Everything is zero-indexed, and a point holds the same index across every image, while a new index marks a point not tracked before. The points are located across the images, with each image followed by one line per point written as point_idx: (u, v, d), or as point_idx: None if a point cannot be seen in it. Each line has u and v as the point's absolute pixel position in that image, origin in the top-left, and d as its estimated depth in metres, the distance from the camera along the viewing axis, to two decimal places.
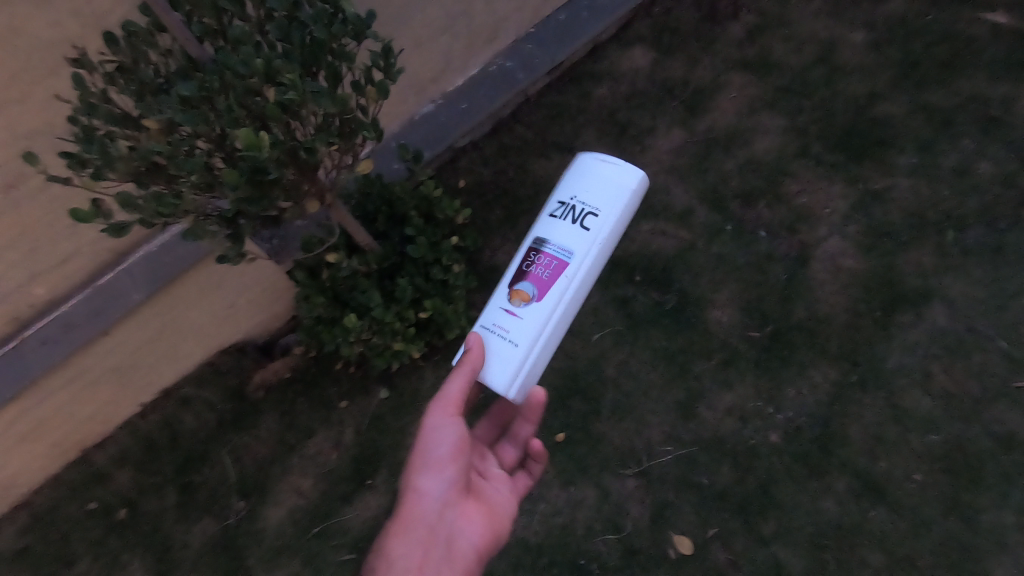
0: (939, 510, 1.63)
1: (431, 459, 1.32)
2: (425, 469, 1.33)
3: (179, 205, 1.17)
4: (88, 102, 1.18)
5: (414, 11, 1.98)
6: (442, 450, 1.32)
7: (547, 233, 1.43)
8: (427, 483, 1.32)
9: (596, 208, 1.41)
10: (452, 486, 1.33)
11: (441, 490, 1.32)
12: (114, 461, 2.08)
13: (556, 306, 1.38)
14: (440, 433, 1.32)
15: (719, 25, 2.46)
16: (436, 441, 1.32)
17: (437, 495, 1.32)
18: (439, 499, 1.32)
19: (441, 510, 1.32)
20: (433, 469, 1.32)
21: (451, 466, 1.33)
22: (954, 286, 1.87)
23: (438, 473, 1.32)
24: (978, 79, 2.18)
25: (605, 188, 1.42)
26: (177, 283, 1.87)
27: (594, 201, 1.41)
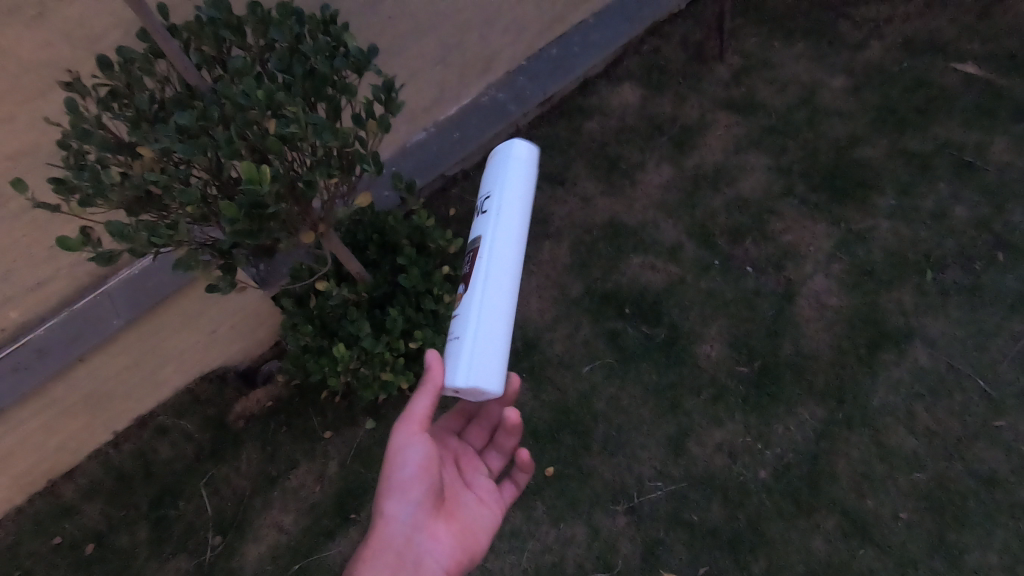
0: (927, 549, 1.64)
1: (395, 481, 1.26)
2: (389, 493, 1.26)
3: (172, 236, 1.15)
4: (79, 126, 1.14)
5: (410, 42, 2.01)
6: (405, 472, 1.26)
7: (469, 235, 1.55)
8: (392, 507, 1.25)
9: (491, 192, 1.53)
10: (418, 510, 1.26)
11: (406, 514, 1.25)
12: (82, 493, 1.99)
13: (483, 287, 1.40)
14: (406, 452, 1.26)
15: (705, 66, 2.55)
16: (400, 463, 1.26)
17: (401, 519, 1.25)
18: (406, 524, 1.25)
19: (408, 534, 1.25)
20: (397, 492, 1.26)
21: (415, 489, 1.26)
22: (935, 325, 1.92)
23: (403, 496, 1.25)
24: (952, 126, 2.27)
25: (496, 173, 1.55)
26: (158, 309, 1.81)
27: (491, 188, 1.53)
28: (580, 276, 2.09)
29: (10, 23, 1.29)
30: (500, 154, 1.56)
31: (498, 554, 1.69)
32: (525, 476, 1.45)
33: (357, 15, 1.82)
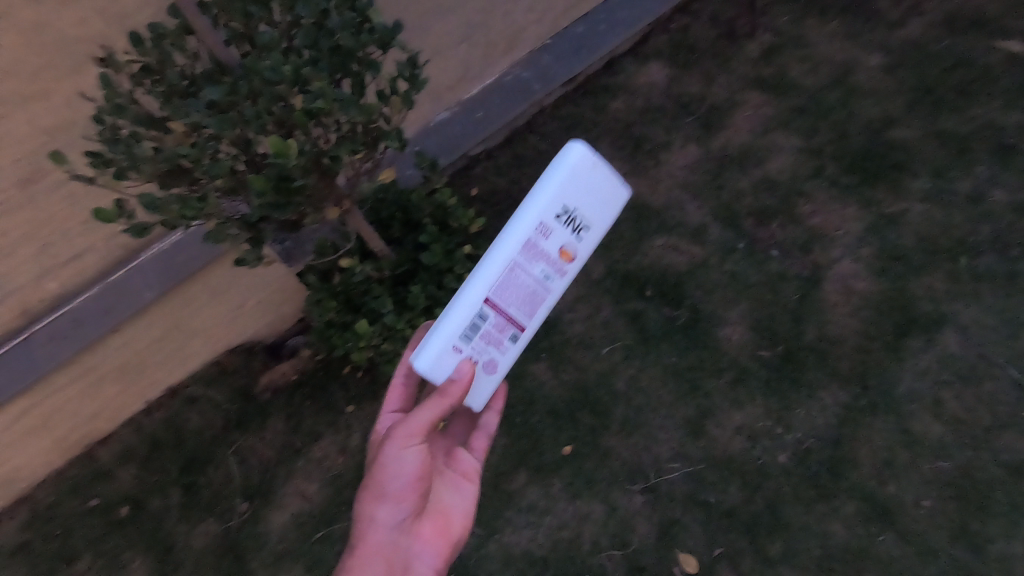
0: (948, 537, 1.62)
1: (388, 491, 1.15)
2: (381, 499, 1.16)
3: (203, 209, 1.17)
4: (113, 101, 1.17)
5: (434, 19, 2.00)
6: (400, 482, 1.15)
7: None
8: (382, 513, 1.16)
9: (589, 223, 1.28)
10: (411, 515, 1.19)
11: (399, 522, 1.17)
12: (118, 458, 2.07)
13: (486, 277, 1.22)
14: (403, 461, 1.14)
15: (735, 44, 2.49)
16: (394, 472, 1.15)
17: (392, 526, 1.16)
18: (396, 529, 1.17)
19: (397, 539, 1.17)
20: (391, 499, 1.15)
21: (411, 497, 1.17)
22: (967, 311, 1.87)
23: (394, 504, 1.16)
24: (993, 107, 2.19)
25: (594, 201, 1.28)
26: (189, 282, 1.86)
27: (591, 217, 1.28)
28: (602, 257, 2.08)
29: None
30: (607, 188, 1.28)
31: (515, 529, 1.72)
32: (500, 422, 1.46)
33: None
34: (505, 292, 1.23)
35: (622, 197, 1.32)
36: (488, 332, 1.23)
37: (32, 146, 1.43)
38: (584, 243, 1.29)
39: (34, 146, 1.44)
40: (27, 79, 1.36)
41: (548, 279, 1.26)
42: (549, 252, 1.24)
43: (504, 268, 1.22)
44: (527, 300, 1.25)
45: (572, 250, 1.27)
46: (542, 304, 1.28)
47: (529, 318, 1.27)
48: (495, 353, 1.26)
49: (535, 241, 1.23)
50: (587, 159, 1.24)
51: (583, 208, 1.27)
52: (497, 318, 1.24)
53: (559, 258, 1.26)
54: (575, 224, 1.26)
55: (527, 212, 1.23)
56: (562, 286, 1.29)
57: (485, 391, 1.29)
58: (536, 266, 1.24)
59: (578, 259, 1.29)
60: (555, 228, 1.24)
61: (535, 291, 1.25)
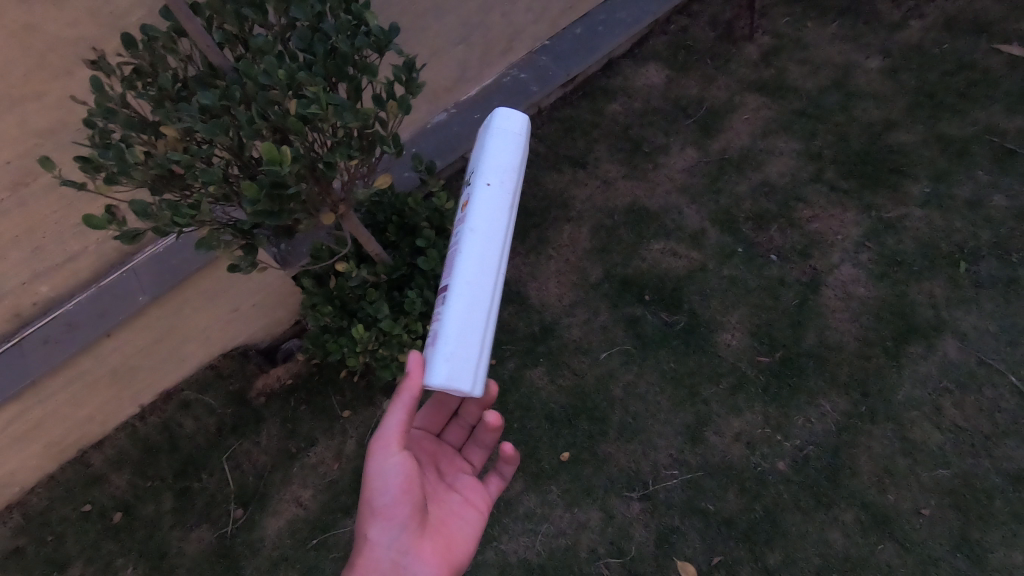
0: (949, 547, 1.61)
1: (377, 506, 1.19)
2: (373, 517, 1.20)
3: (195, 215, 1.15)
4: (104, 105, 1.15)
5: (432, 21, 1.98)
6: (389, 494, 1.19)
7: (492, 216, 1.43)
8: (375, 530, 1.19)
9: (473, 167, 1.42)
10: (406, 531, 1.20)
11: (393, 539, 1.19)
12: (111, 463, 2.05)
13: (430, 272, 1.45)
14: (386, 473, 1.19)
15: (734, 46, 2.47)
16: (381, 485, 1.19)
17: (387, 544, 1.19)
18: (392, 547, 1.19)
19: (394, 557, 1.19)
20: (382, 514, 1.19)
21: (403, 511, 1.20)
22: (967, 318, 1.86)
23: (387, 521, 1.19)
24: (993, 111, 2.18)
25: (474, 147, 1.45)
26: (183, 286, 1.84)
27: (472, 161, 1.43)
28: (600, 261, 2.06)
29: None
30: (480, 130, 1.45)
31: (512, 536, 1.71)
32: (512, 468, 1.43)
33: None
34: (439, 269, 1.40)
35: (506, 123, 1.43)
36: (436, 309, 1.36)
37: (23, 148, 1.41)
38: (474, 183, 1.39)
39: (26, 149, 1.42)
40: (19, 81, 1.34)
41: (464, 232, 1.34)
42: (453, 214, 1.42)
43: (438, 254, 1.43)
44: (450, 262, 1.37)
45: (472, 199, 1.38)
46: (459, 253, 1.32)
47: (449, 271, 1.33)
48: (447, 321, 1.28)
49: (451, 214, 1.39)
50: (485, 125, 1.44)
51: (477, 162, 1.42)
52: (439, 294, 1.38)
53: (459, 211, 1.39)
54: (464, 178, 1.43)
55: (450, 202, 1.43)
56: (468, 226, 1.34)
57: (459, 371, 1.26)
58: (457, 231, 1.37)
59: (480, 202, 1.37)
60: (455, 195, 1.44)
61: (457, 246, 1.33)
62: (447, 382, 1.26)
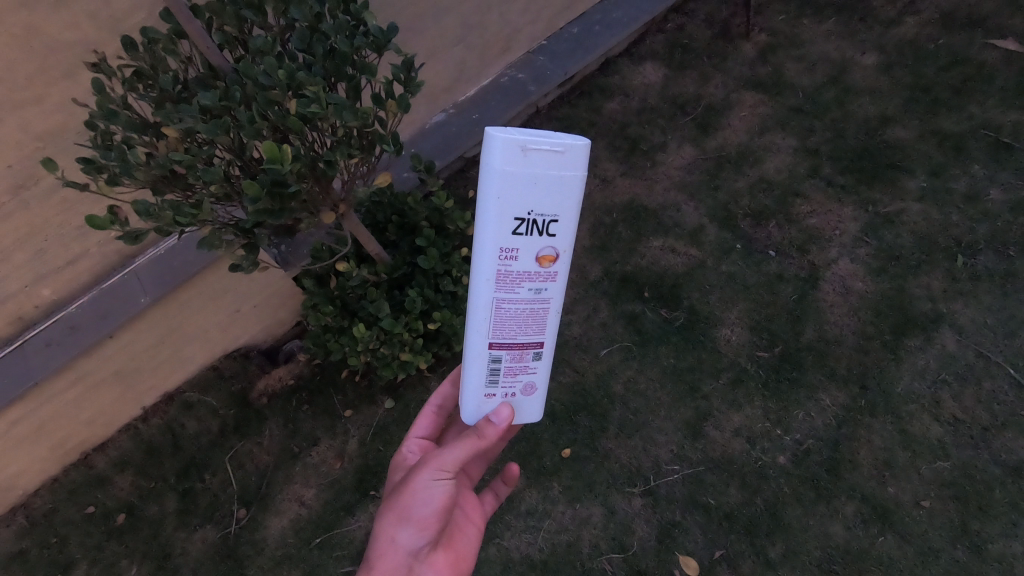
0: (949, 538, 1.62)
1: (413, 515, 1.16)
2: (405, 523, 1.16)
3: (197, 215, 1.16)
4: (106, 106, 1.16)
5: (429, 22, 2.00)
6: (427, 509, 1.16)
7: None
8: (404, 536, 1.15)
9: (550, 215, 1.11)
10: (431, 544, 1.18)
11: (418, 548, 1.16)
12: (114, 464, 2.05)
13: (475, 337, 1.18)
14: (429, 491, 1.16)
15: (731, 44, 2.48)
16: (423, 498, 1.16)
17: (413, 552, 1.16)
18: (413, 554, 1.16)
19: (411, 565, 1.15)
20: (415, 524, 1.16)
21: (436, 526, 1.18)
22: (965, 311, 1.87)
23: (419, 530, 1.16)
24: (988, 105, 2.19)
25: (541, 191, 1.09)
26: (185, 287, 1.85)
27: (548, 207, 1.10)
28: (599, 259, 2.07)
29: (38, 3, 1.31)
30: (546, 163, 1.07)
31: (515, 533, 1.71)
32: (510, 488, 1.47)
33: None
34: (503, 327, 1.17)
35: (574, 158, 1.09)
36: (508, 368, 1.20)
37: (25, 151, 1.42)
38: (555, 238, 1.13)
39: (28, 152, 1.42)
40: (21, 84, 1.35)
41: (540, 291, 1.16)
42: (524, 268, 1.13)
43: (491, 310, 1.15)
44: (528, 321, 1.18)
45: (550, 250, 1.13)
46: (547, 313, 1.19)
47: (540, 332, 1.20)
48: (528, 377, 1.22)
49: (506, 267, 1.13)
50: (552, 160, 1.07)
51: (537, 201, 1.10)
52: (510, 351, 1.19)
53: (538, 267, 1.14)
54: (538, 224, 1.11)
55: (483, 247, 1.12)
56: (558, 289, 1.17)
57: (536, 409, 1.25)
58: (521, 287, 1.14)
59: (562, 254, 1.15)
60: (518, 244, 1.11)
61: (532, 305, 1.17)
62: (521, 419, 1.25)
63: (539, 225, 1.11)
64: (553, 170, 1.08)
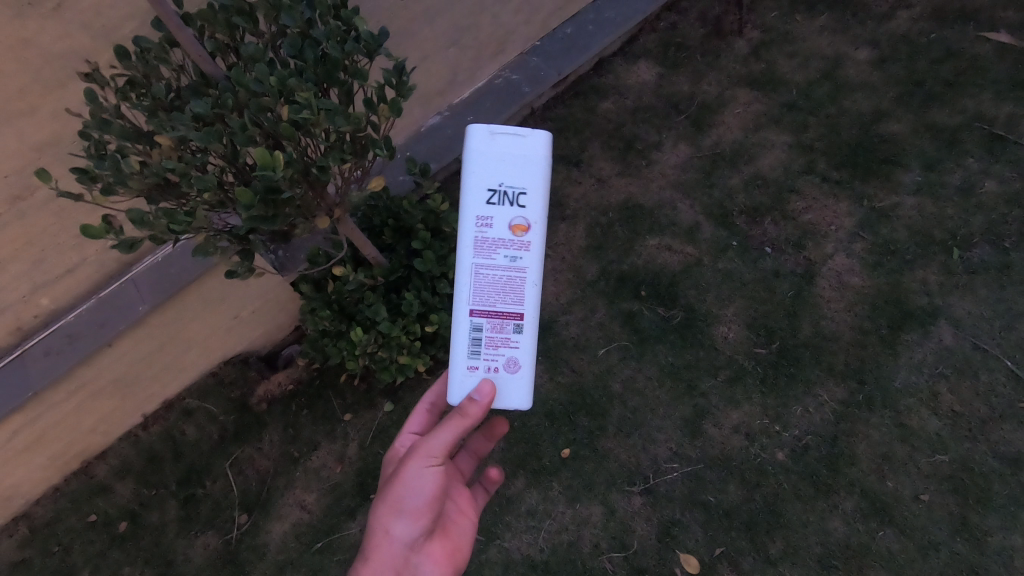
0: (949, 531, 1.63)
1: (406, 505, 1.19)
2: (399, 514, 1.19)
3: (191, 222, 1.16)
4: (99, 116, 1.16)
5: (422, 25, 2.00)
6: (418, 499, 1.19)
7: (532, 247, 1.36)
8: (399, 527, 1.18)
9: (522, 186, 1.24)
10: (425, 533, 1.21)
11: (412, 538, 1.19)
12: (115, 472, 2.06)
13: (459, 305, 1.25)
14: (419, 480, 1.19)
15: (724, 42, 2.48)
16: (414, 487, 1.19)
17: (408, 542, 1.19)
18: (408, 545, 1.19)
19: (407, 555, 1.18)
20: (408, 516, 1.18)
21: (429, 515, 1.21)
22: (961, 304, 1.87)
23: (412, 520, 1.19)
24: (981, 98, 2.20)
25: (512, 165, 1.24)
26: (182, 294, 1.86)
27: (519, 179, 1.24)
28: (595, 258, 2.07)
29: (31, 14, 1.32)
30: (515, 144, 1.24)
31: (515, 534, 1.72)
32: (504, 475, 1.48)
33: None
34: (483, 294, 1.24)
35: (538, 141, 1.25)
36: (490, 338, 1.25)
37: (21, 162, 1.43)
38: (528, 207, 1.24)
39: (24, 163, 1.43)
40: (15, 95, 1.36)
41: (517, 259, 1.24)
42: (500, 235, 1.23)
43: (471, 275, 1.23)
44: (506, 289, 1.24)
45: (522, 220, 1.24)
46: (525, 283, 1.25)
47: (519, 302, 1.24)
48: (509, 351, 1.26)
49: (482, 234, 1.23)
50: (520, 140, 1.24)
51: (508, 175, 1.24)
52: (490, 319, 1.25)
53: (513, 234, 1.24)
54: (509, 195, 1.23)
55: (462, 217, 1.24)
56: (534, 258, 1.25)
57: (521, 391, 1.26)
58: (497, 254, 1.23)
59: (534, 224, 1.24)
60: (493, 213, 1.24)
61: (509, 273, 1.24)
62: (505, 401, 1.26)
63: (512, 197, 1.24)
64: (525, 150, 1.24)
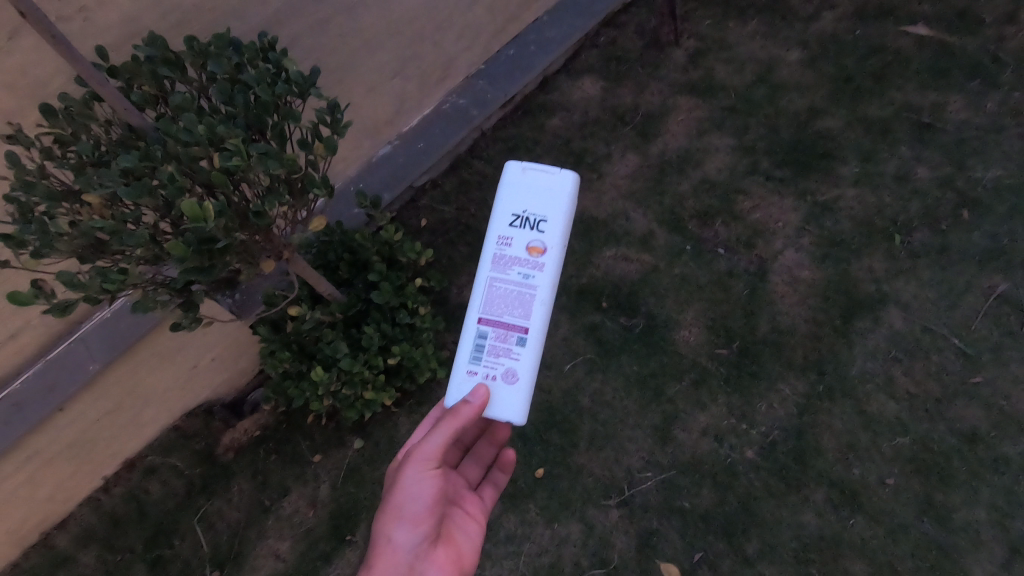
0: (915, 512, 1.67)
1: (405, 512, 1.24)
2: (400, 522, 1.24)
3: (125, 280, 1.13)
4: (22, 178, 1.13)
5: (363, 58, 2.01)
6: (416, 504, 1.24)
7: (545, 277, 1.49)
8: (399, 534, 1.23)
9: (543, 215, 1.40)
10: (427, 539, 1.25)
11: (415, 544, 1.23)
12: (78, 540, 1.97)
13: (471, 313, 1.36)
14: (416, 486, 1.25)
15: (662, 52, 2.54)
16: (412, 493, 1.25)
17: (410, 548, 1.23)
18: (412, 552, 1.23)
19: (412, 562, 1.22)
20: (408, 521, 1.24)
21: (428, 519, 1.25)
22: (908, 289, 1.93)
23: (412, 526, 1.24)
24: (907, 89, 2.29)
25: (538, 196, 1.42)
26: (135, 349, 1.80)
27: (542, 209, 1.40)
28: None
29: None
30: (544, 181, 1.42)
31: (496, 561, 1.71)
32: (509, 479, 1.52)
33: (304, 38, 1.82)
34: (493, 304, 1.35)
35: (565, 181, 1.43)
36: (493, 346, 1.34)
37: None
38: (545, 233, 1.38)
39: None
40: None
41: (529, 277, 1.36)
42: (516, 253, 1.37)
43: (485, 285, 1.36)
44: (516, 302, 1.35)
45: (539, 243, 1.37)
46: (534, 301, 1.35)
47: (525, 316, 1.34)
48: (508, 362, 1.34)
49: (501, 251, 1.37)
50: (549, 179, 1.43)
51: (532, 205, 1.42)
52: (496, 329, 1.34)
53: (529, 255, 1.37)
54: (530, 221, 1.39)
55: (486, 235, 1.40)
56: (545, 278, 1.36)
57: (514, 403, 1.33)
58: (511, 270, 1.36)
59: (550, 248, 1.38)
60: (513, 234, 1.39)
61: (522, 288, 1.35)
62: (498, 411, 1.33)
63: (534, 223, 1.39)
64: (555, 187, 1.42)
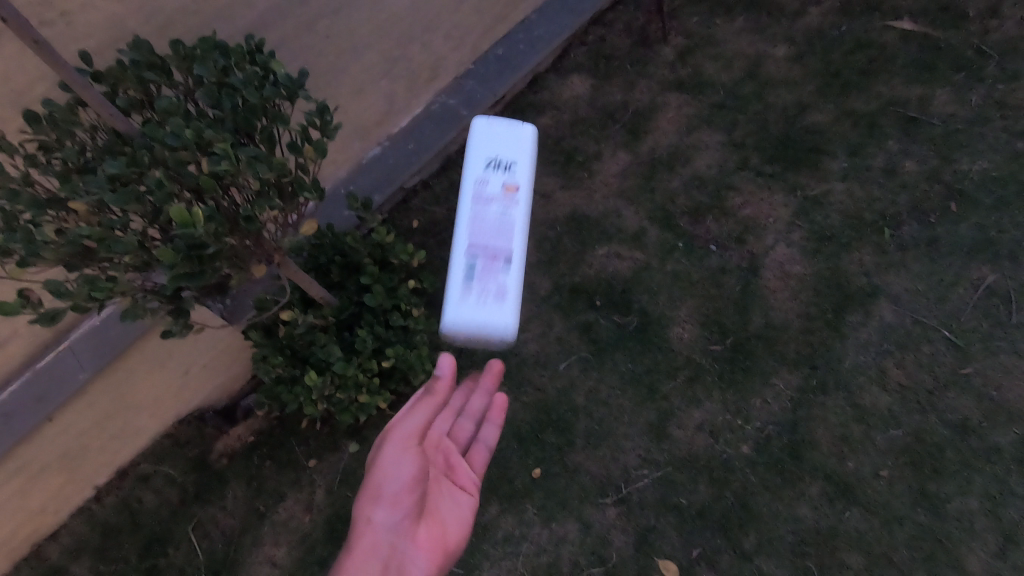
0: (909, 503, 1.69)
1: (385, 491, 1.24)
2: (380, 501, 1.24)
3: (114, 288, 1.12)
4: (7, 186, 1.11)
5: (350, 60, 2.00)
6: (397, 483, 1.25)
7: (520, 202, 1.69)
8: (379, 513, 1.22)
9: (511, 160, 1.63)
10: (408, 519, 1.24)
11: (394, 522, 1.22)
12: (71, 551, 1.95)
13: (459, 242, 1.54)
14: (397, 464, 1.26)
15: (650, 50, 2.54)
16: (393, 472, 1.26)
17: (390, 526, 1.22)
18: (393, 530, 1.22)
19: (392, 540, 1.21)
20: (389, 499, 1.24)
21: (409, 498, 1.25)
22: (898, 282, 1.95)
23: (392, 504, 1.23)
24: (893, 83, 2.31)
25: (503, 143, 1.65)
26: (126, 357, 1.78)
27: (509, 154, 1.64)
28: (547, 274, 2.08)
29: None
30: (507, 127, 1.66)
31: (494, 561, 1.70)
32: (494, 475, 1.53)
33: (291, 41, 1.81)
34: (478, 232, 1.53)
35: (525, 131, 1.68)
36: (482, 267, 1.51)
37: None
38: (514, 172, 1.61)
39: None
40: None
41: (507, 210, 1.56)
42: (492, 190, 1.57)
43: (469, 219, 1.54)
44: (498, 223, 1.54)
45: (511, 184, 1.59)
46: (514, 226, 1.55)
47: (507, 240, 1.53)
48: (498, 281, 1.51)
49: (479, 191, 1.57)
50: (510, 124, 1.66)
51: (502, 152, 1.64)
52: (484, 253, 1.52)
53: (504, 193, 1.57)
54: (501, 165, 1.61)
55: (465, 181, 1.59)
56: (521, 208, 1.57)
57: (507, 312, 1.50)
58: (490, 205, 1.56)
59: (521, 187, 1.60)
60: (488, 175, 1.59)
61: (500, 212, 1.55)
62: (496, 333, 1.51)
63: (503, 166, 1.61)
64: (517, 129, 1.67)
